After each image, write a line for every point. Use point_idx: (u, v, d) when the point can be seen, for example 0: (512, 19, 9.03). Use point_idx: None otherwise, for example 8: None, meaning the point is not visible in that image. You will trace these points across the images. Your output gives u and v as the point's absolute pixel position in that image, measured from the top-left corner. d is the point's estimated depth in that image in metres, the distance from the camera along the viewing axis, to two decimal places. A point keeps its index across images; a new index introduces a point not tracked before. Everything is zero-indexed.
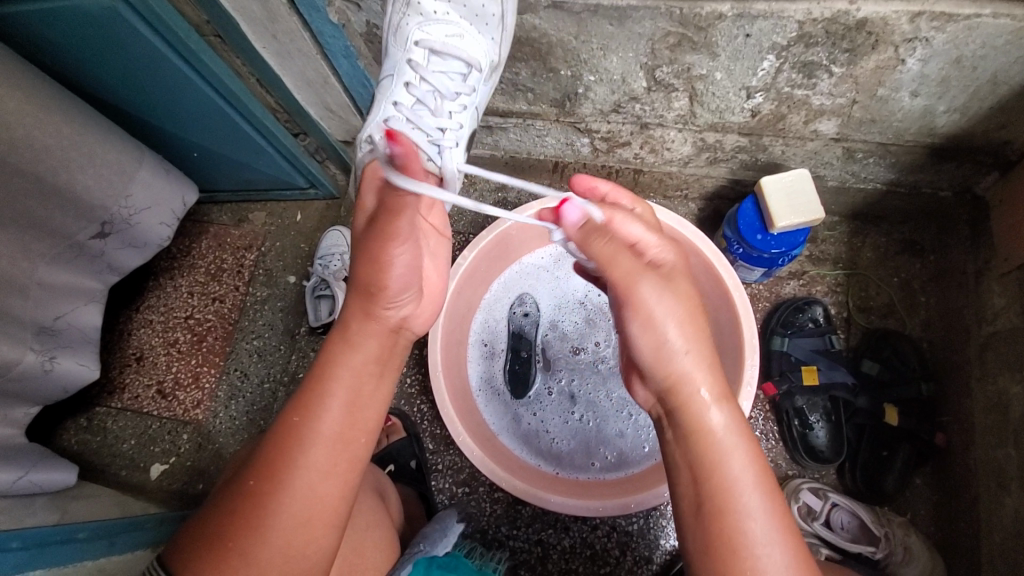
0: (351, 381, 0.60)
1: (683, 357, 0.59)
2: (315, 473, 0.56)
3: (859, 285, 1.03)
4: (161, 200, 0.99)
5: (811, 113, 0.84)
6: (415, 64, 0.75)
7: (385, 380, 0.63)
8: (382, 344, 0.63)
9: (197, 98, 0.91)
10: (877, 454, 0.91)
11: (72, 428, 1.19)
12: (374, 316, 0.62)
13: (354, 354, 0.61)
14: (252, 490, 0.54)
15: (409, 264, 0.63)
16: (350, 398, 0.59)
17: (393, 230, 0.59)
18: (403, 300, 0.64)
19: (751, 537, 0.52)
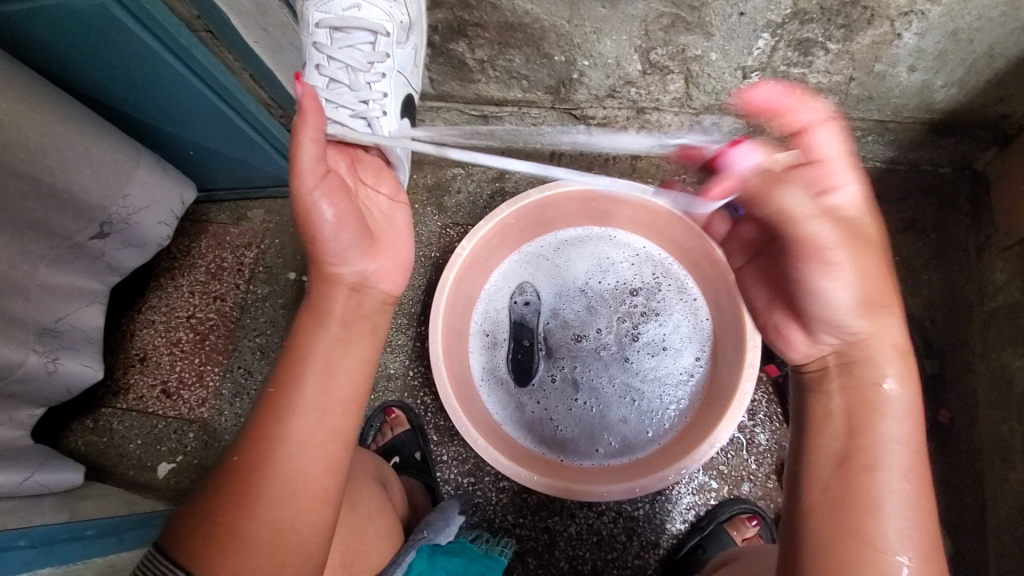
0: (324, 352, 0.60)
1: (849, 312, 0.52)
2: (298, 444, 0.57)
3: None
4: (158, 199, 0.99)
5: (808, 92, 0.83)
6: (320, 46, 0.70)
7: (357, 352, 0.62)
8: (348, 305, 0.63)
9: (190, 94, 0.90)
10: None
11: (78, 430, 1.19)
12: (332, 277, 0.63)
13: (323, 326, 0.61)
14: (240, 464, 0.56)
15: (343, 217, 0.60)
16: (325, 369, 0.60)
17: (306, 179, 0.57)
18: (347, 254, 0.62)
19: (883, 493, 0.49)
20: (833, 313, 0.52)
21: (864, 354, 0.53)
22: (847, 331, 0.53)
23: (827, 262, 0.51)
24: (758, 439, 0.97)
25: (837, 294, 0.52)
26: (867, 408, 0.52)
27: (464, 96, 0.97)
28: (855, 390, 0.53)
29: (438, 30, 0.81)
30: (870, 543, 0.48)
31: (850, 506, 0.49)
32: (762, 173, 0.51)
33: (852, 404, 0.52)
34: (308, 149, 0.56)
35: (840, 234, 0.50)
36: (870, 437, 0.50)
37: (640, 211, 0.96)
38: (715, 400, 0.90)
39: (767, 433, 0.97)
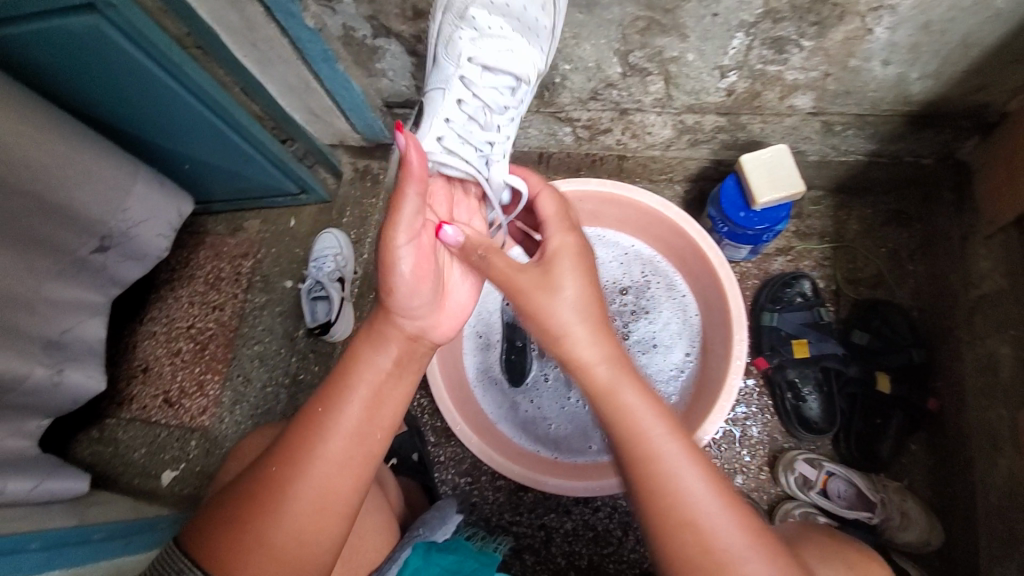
0: (373, 379, 0.61)
1: (575, 329, 0.60)
2: (332, 466, 0.57)
3: (847, 257, 1.04)
4: (157, 212, 1.01)
5: (786, 88, 0.85)
6: (466, 80, 0.74)
7: (404, 383, 0.63)
8: (405, 347, 0.63)
9: (184, 109, 0.93)
10: (871, 422, 0.92)
11: (85, 441, 1.22)
12: (393, 320, 0.63)
13: (377, 357, 0.62)
14: (273, 477, 0.57)
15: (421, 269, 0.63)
16: (370, 396, 0.60)
17: (401, 232, 0.59)
18: (416, 308, 0.63)
19: (693, 508, 0.53)
20: (574, 337, 0.60)
21: (611, 403, 0.57)
22: (571, 357, 0.60)
23: (565, 333, 0.60)
24: (750, 432, 0.98)
25: (580, 345, 0.59)
26: (643, 445, 0.55)
27: None
28: (619, 433, 0.56)
29: (422, 40, 0.83)
30: (711, 556, 0.51)
31: (667, 531, 0.53)
32: (465, 246, 0.65)
33: (627, 445, 0.56)
34: (409, 209, 0.58)
35: (572, 294, 0.61)
36: (665, 467, 0.54)
37: (625, 210, 0.97)
38: (704, 394, 0.91)
39: (759, 426, 0.98)
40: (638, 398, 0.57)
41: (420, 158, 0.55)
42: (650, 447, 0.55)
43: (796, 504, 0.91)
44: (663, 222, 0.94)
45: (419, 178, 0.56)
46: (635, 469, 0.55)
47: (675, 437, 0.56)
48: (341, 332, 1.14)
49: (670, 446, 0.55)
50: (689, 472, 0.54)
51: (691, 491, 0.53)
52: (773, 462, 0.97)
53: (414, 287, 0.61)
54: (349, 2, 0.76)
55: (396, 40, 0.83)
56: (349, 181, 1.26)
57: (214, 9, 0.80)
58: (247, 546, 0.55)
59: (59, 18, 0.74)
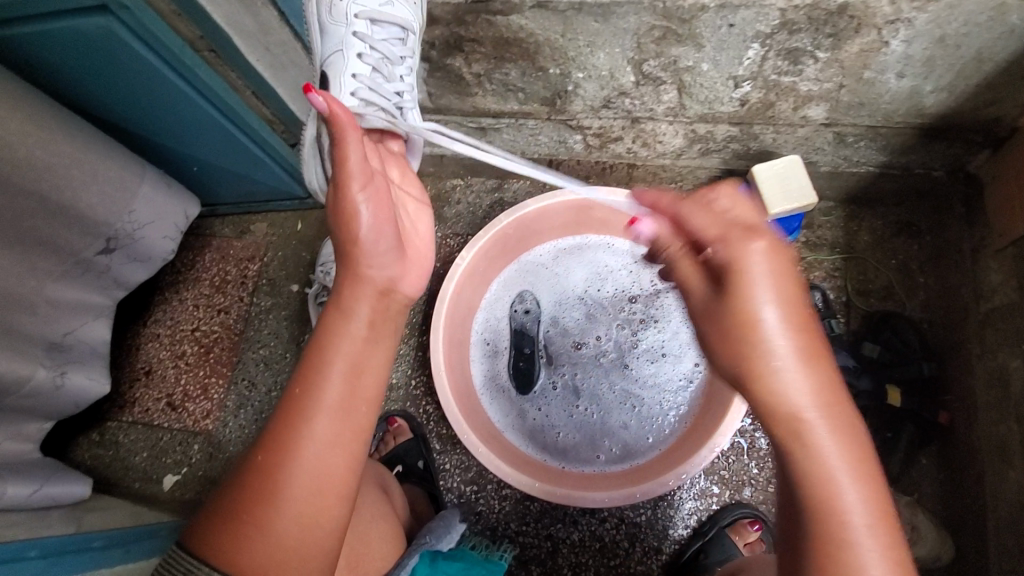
0: (350, 351, 0.60)
1: (780, 353, 0.52)
2: (321, 445, 0.56)
3: (858, 268, 1.03)
4: (163, 214, 1.01)
5: (799, 99, 0.84)
6: (359, 35, 0.79)
7: (382, 350, 0.63)
8: (377, 305, 0.63)
9: (194, 112, 0.93)
10: (882, 435, 0.91)
11: (86, 443, 1.21)
12: (360, 279, 0.63)
13: (348, 322, 0.61)
14: (263, 463, 0.55)
15: (386, 226, 0.64)
16: (350, 366, 0.60)
17: (354, 184, 0.61)
18: (382, 258, 0.64)
19: (852, 530, 0.46)
20: (780, 376, 0.51)
21: (796, 416, 0.50)
22: (794, 390, 0.51)
23: (766, 333, 0.52)
24: (759, 443, 0.97)
25: (789, 377, 0.51)
26: (807, 451, 0.49)
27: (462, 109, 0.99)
28: (787, 430, 0.51)
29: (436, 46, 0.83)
30: None
31: (819, 558, 0.46)
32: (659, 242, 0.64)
33: (789, 441, 0.50)
34: (355, 160, 0.60)
35: (768, 294, 0.52)
36: (826, 481, 0.48)
37: None
38: (713, 405, 0.90)
39: (768, 437, 0.97)
40: (836, 444, 0.49)
41: (348, 114, 0.58)
42: (813, 451, 0.49)
43: None
44: None
45: (353, 131, 0.59)
46: (801, 476, 0.49)
47: (853, 482, 0.48)
48: None
49: (830, 448, 0.49)
50: (849, 489, 0.47)
51: (855, 513, 0.47)
52: None
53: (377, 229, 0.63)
54: None
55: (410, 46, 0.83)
56: None
57: (226, 12, 0.80)
58: (250, 542, 0.53)
59: (70, 19, 0.74)
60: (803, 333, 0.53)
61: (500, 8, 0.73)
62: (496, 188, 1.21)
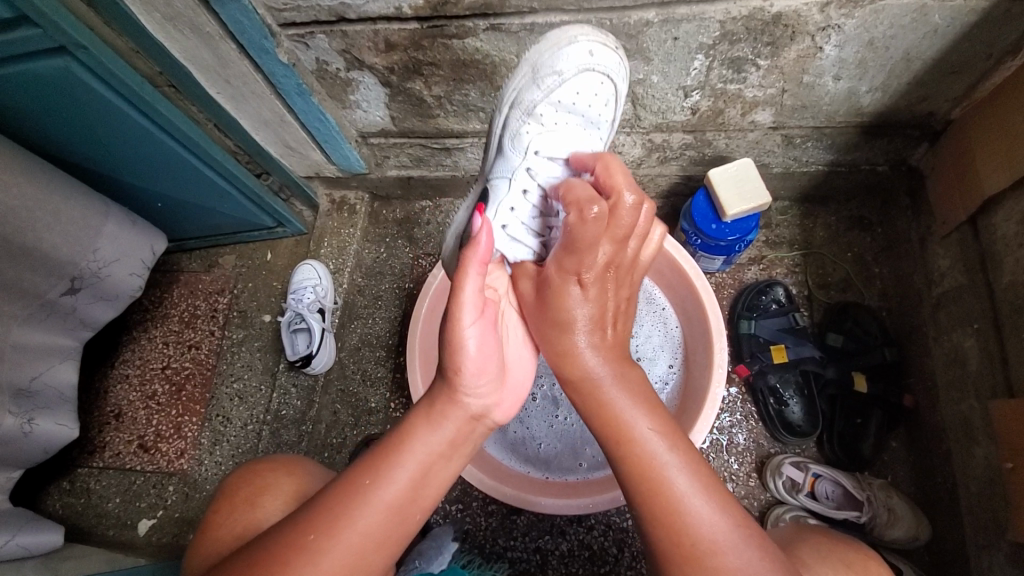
0: (422, 455, 0.58)
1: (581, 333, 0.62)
2: (366, 538, 0.54)
3: (816, 263, 1.08)
4: (130, 251, 0.99)
5: (746, 105, 0.89)
6: (531, 171, 0.77)
7: (452, 467, 0.61)
8: (462, 429, 0.61)
9: (157, 147, 0.92)
10: (851, 421, 0.94)
11: (55, 493, 1.17)
12: (455, 401, 0.60)
13: (431, 431, 0.59)
14: (309, 544, 0.52)
15: (490, 359, 0.62)
16: (417, 470, 0.57)
17: (467, 315, 0.60)
18: (483, 387, 0.62)
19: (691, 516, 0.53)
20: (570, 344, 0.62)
21: (598, 397, 0.60)
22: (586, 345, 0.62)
23: (573, 335, 0.62)
24: (737, 439, 1.00)
25: (579, 339, 0.62)
26: (638, 454, 0.56)
27: (425, 131, 1.01)
28: (614, 431, 0.58)
29: (395, 71, 0.84)
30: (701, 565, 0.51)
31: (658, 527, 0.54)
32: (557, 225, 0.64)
33: (624, 449, 0.57)
34: (471, 290, 0.59)
35: (582, 301, 0.62)
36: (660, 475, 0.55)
37: None
38: (688, 403, 0.92)
39: (745, 433, 1.00)
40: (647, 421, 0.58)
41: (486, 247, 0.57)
42: (640, 450, 0.56)
43: (785, 509, 0.92)
44: None
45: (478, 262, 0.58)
46: (627, 467, 0.57)
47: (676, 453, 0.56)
48: (323, 363, 1.12)
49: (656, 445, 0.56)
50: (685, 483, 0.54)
51: (672, 476, 0.55)
52: (761, 468, 0.98)
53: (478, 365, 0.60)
54: (322, 37, 0.78)
55: (369, 72, 0.85)
56: (326, 212, 1.26)
57: (186, 48, 0.80)
58: None
59: (27, 61, 0.74)
60: (610, 341, 0.63)
61: (454, 32, 0.76)
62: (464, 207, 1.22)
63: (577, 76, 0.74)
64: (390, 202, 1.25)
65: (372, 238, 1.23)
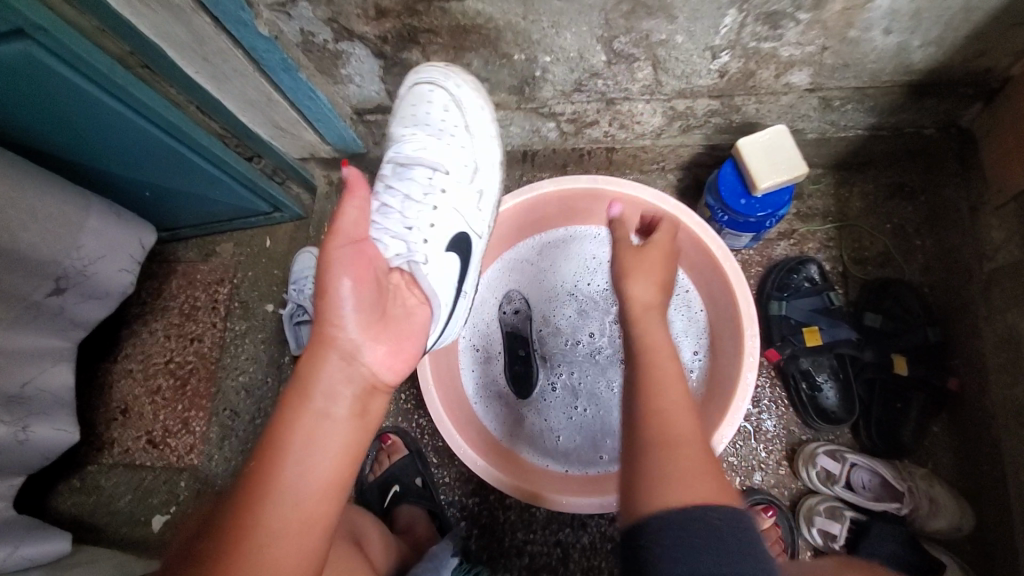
0: (311, 420, 0.55)
1: None
2: (276, 530, 0.51)
3: (852, 236, 1.00)
4: (116, 247, 0.94)
5: (781, 66, 0.80)
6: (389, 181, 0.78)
7: (347, 427, 0.57)
8: (337, 376, 0.57)
9: (137, 133, 0.85)
10: (891, 407, 0.88)
11: (66, 491, 1.15)
12: (333, 350, 0.57)
13: (307, 397, 0.56)
14: (205, 553, 0.50)
15: (362, 289, 0.59)
16: (308, 439, 0.54)
17: (336, 252, 0.58)
18: (364, 334, 0.59)
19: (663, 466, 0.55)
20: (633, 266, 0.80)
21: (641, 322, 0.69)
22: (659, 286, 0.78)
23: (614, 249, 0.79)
24: (765, 425, 0.93)
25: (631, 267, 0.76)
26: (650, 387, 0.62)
27: None
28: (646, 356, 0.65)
29: (389, 41, 0.76)
30: (654, 480, 0.54)
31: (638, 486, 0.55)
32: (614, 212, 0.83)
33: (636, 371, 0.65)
34: (351, 220, 0.59)
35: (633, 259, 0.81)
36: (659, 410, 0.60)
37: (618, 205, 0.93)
38: (710, 401, 0.87)
39: (774, 419, 0.93)
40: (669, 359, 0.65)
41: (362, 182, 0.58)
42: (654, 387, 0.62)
43: (819, 499, 0.87)
44: None
45: (360, 199, 0.59)
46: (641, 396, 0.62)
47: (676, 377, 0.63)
48: None
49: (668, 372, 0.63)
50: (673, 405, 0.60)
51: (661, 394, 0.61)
52: (792, 456, 0.91)
53: (357, 301, 0.58)
54: (305, 5, 0.69)
55: (360, 43, 0.77)
56: (325, 195, 1.19)
57: (155, 23, 0.72)
58: None
59: None
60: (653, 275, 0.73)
61: None
62: None
63: (444, 155, 0.79)
64: None
65: None
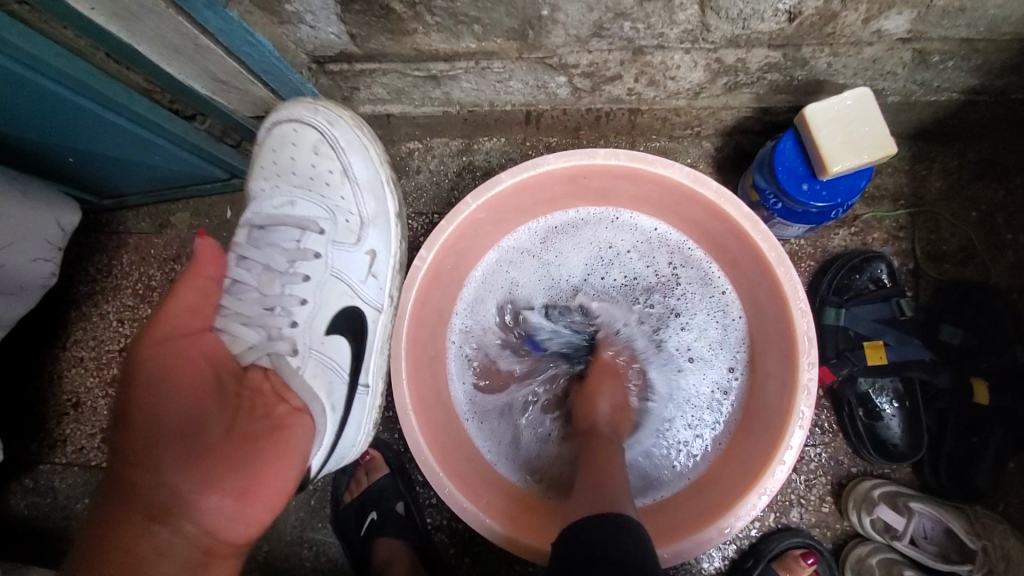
0: (147, 532, 0.49)
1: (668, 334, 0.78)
2: None
3: (927, 226, 0.82)
4: (24, 231, 0.77)
5: (876, 6, 0.59)
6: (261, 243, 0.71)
7: (185, 555, 0.49)
8: (174, 491, 0.51)
9: (27, 93, 0.66)
10: (965, 442, 0.73)
11: (19, 491, 1.04)
12: (192, 452, 0.52)
13: (149, 499, 0.50)
14: None
15: (208, 387, 0.57)
16: (135, 554, 0.48)
17: (175, 335, 0.58)
18: (223, 440, 0.55)
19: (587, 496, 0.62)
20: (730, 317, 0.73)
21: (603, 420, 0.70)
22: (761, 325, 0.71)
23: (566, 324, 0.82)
24: (809, 455, 0.78)
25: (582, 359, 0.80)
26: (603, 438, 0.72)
27: (401, 53, 0.73)
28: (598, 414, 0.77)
29: None
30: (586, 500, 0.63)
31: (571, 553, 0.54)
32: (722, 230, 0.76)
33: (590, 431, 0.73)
34: (184, 304, 0.61)
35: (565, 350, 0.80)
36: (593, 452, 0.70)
37: (644, 186, 0.75)
38: (749, 436, 0.72)
39: (820, 448, 0.78)
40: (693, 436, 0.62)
41: (207, 261, 0.63)
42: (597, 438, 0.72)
43: (870, 548, 0.74)
44: (699, 203, 0.72)
45: (205, 277, 0.63)
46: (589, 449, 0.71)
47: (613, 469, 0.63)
48: None
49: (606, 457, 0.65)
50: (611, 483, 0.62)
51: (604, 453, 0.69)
52: (839, 492, 0.77)
53: (215, 404, 0.56)
54: None
55: None
56: None
57: None
58: None
59: None
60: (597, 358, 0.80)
61: None
62: (464, 150, 0.97)
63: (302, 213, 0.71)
64: None
65: None
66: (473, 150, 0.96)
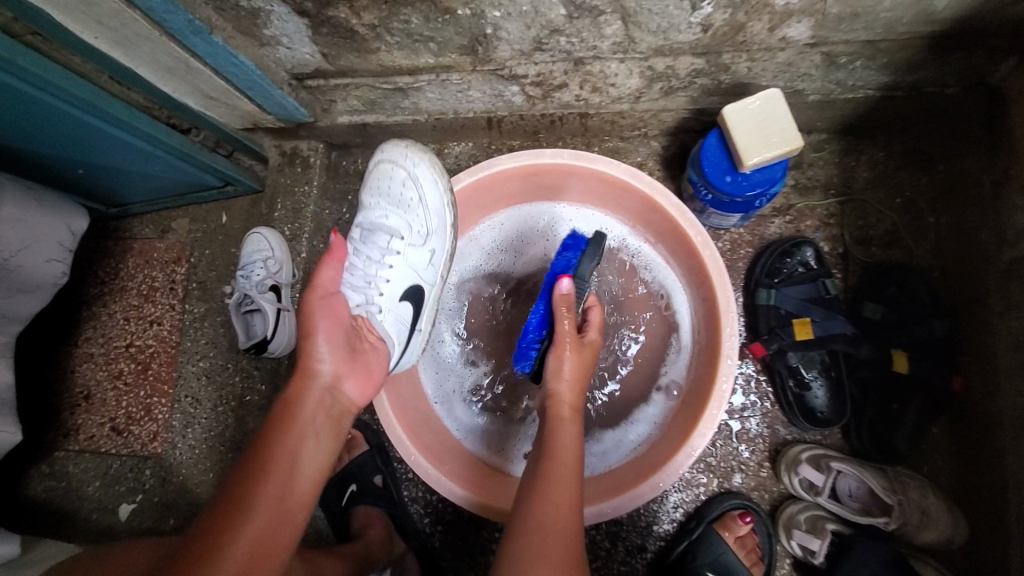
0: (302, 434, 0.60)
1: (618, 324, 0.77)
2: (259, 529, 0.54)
3: (856, 213, 0.89)
4: (39, 235, 0.86)
5: (776, 17, 0.67)
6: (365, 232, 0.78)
7: (326, 448, 0.62)
8: (317, 401, 0.63)
9: (42, 112, 0.76)
10: (886, 407, 0.80)
11: (36, 476, 1.13)
12: (312, 376, 0.63)
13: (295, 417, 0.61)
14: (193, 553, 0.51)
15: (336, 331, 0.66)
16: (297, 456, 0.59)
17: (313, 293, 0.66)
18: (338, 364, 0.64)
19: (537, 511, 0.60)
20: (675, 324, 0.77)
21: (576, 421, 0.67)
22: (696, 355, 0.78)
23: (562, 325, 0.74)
24: (748, 424, 0.86)
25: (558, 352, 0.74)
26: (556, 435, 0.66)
27: (369, 69, 0.82)
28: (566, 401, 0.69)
29: None
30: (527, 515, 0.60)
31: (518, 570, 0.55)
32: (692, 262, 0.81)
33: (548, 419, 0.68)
34: (329, 275, 0.67)
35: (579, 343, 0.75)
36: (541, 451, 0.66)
37: (588, 181, 0.84)
38: (686, 406, 0.79)
39: (758, 418, 0.86)
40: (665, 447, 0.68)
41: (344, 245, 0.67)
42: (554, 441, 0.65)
43: (801, 507, 0.81)
44: (636, 195, 0.80)
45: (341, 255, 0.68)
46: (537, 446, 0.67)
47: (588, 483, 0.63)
48: (285, 344, 1.00)
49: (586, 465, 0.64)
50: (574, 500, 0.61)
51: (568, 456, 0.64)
52: (775, 457, 0.85)
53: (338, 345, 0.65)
54: None
55: None
56: (278, 167, 1.09)
57: None
58: None
59: None
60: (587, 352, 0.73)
61: None
62: (436, 154, 1.05)
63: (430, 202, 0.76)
64: (349, 151, 1.08)
65: (332, 196, 1.08)
66: (444, 154, 1.05)
